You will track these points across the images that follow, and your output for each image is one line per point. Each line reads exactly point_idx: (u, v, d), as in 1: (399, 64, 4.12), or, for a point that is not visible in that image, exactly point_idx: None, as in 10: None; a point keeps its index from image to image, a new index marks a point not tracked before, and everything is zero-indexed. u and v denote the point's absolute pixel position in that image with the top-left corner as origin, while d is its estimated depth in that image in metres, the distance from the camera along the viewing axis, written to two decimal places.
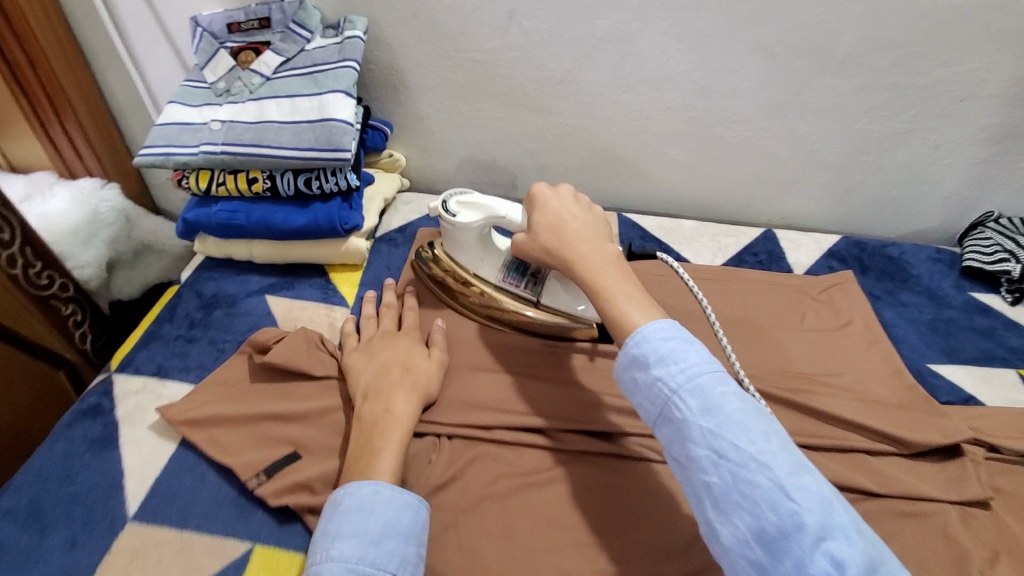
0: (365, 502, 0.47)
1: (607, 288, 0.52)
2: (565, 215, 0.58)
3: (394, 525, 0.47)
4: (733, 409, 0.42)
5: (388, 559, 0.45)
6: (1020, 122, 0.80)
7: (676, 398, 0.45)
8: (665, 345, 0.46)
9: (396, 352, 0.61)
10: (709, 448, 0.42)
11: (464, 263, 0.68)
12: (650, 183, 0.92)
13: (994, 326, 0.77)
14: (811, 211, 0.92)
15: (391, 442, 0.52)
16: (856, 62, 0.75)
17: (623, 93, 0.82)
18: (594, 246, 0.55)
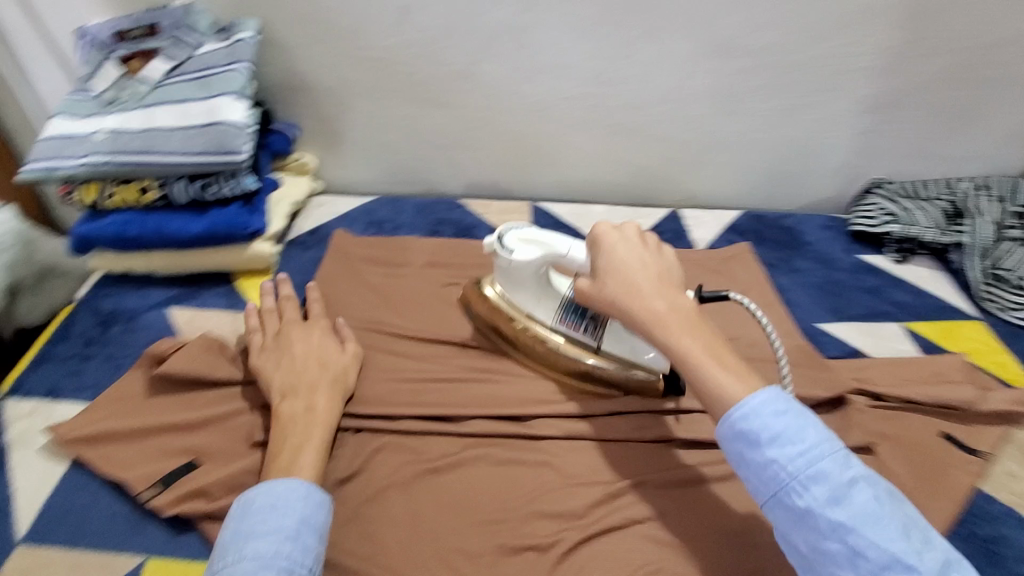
0: (279, 500, 0.46)
1: (694, 352, 0.48)
2: (641, 264, 0.53)
3: (309, 522, 0.46)
4: (864, 500, 0.42)
5: (303, 555, 0.44)
6: (892, 92, 0.86)
7: (796, 484, 0.43)
8: (780, 427, 0.44)
9: (309, 343, 0.61)
10: (841, 540, 0.41)
11: (519, 303, 0.64)
12: (562, 171, 0.94)
13: (880, 284, 0.82)
14: (717, 190, 0.96)
15: (312, 438, 0.52)
16: (735, 44, 0.80)
17: (524, 83, 0.84)
18: (676, 297, 0.51)
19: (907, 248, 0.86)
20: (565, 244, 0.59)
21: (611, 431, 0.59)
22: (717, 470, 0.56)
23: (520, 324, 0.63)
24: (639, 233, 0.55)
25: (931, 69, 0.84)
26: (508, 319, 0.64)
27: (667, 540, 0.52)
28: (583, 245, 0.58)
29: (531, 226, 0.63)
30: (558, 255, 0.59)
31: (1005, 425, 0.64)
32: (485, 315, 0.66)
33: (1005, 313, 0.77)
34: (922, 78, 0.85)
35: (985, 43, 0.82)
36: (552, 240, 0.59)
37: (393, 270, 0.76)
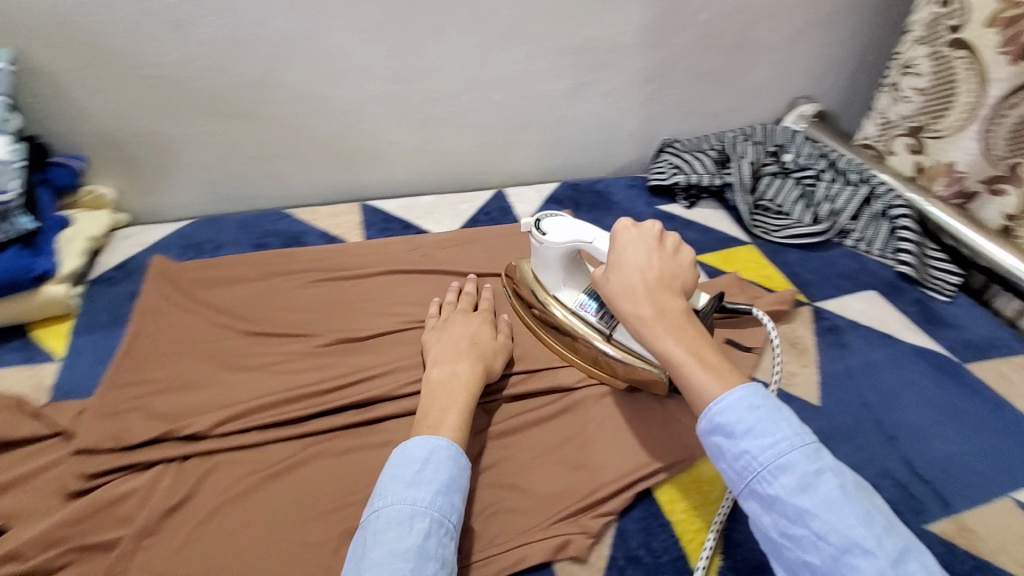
0: (432, 456, 0.50)
1: (678, 354, 0.52)
2: (646, 265, 0.58)
3: (456, 480, 0.50)
4: (829, 488, 0.44)
5: (450, 512, 0.48)
6: (656, 64, 1.00)
7: (767, 474, 0.46)
8: (754, 418, 0.47)
9: (469, 328, 0.67)
10: (808, 528, 0.43)
11: (546, 283, 0.69)
12: (387, 169, 0.97)
13: (676, 228, 0.95)
14: (534, 166, 1.06)
15: (457, 397, 0.57)
16: (516, 33, 0.89)
17: (327, 86, 0.86)
18: (667, 300, 0.56)
19: (693, 195, 1.01)
20: (591, 234, 0.64)
21: (444, 400, 0.64)
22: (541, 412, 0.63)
23: (544, 303, 0.69)
24: (654, 238, 0.60)
25: (682, 40, 0.99)
26: (538, 297, 0.70)
27: (502, 483, 0.57)
28: (607, 237, 0.63)
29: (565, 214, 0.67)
30: (583, 244, 0.64)
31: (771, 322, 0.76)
32: (524, 293, 0.72)
33: (769, 234, 0.94)
34: (677, 49, 1.00)
35: (718, 15, 0.98)
36: (586, 228, 0.65)
37: (222, 289, 0.77)
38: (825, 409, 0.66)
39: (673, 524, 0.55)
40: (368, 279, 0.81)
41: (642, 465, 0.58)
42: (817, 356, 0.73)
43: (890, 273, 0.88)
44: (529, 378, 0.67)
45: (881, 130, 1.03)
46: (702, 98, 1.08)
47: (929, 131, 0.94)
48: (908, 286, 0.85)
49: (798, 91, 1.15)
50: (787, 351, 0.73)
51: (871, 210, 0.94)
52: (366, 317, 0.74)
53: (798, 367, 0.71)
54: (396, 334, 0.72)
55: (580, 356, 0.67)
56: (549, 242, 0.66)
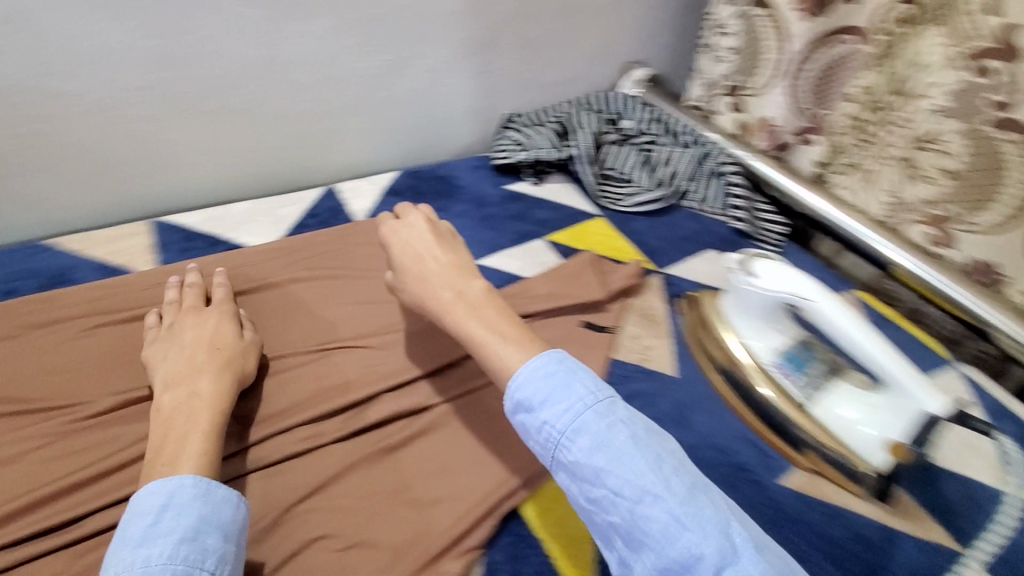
0: (170, 502, 0.41)
1: (474, 329, 0.50)
2: (428, 252, 0.57)
3: (212, 521, 0.41)
4: (622, 442, 0.42)
5: (205, 557, 0.39)
6: (480, 32, 0.92)
7: (567, 441, 0.43)
8: (547, 386, 0.44)
9: (204, 331, 0.58)
10: (605, 488, 0.41)
11: (732, 324, 0.66)
12: (165, 182, 0.79)
13: (525, 208, 0.90)
14: (366, 155, 0.94)
15: (202, 422, 0.48)
16: (307, 2, 0.75)
17: (66, 80, 0.67)
18: (464, 284, 0.54)
19: (539, 170, 0.97)
20: (812, 292, 0.58)
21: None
22: (386, 442, 0.55)
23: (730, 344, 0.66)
24: (426, 220, 0.60)
25: (505, 7, 0.92)
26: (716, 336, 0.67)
27: (350, 543, 0.48)
28: (825, 301, 0.57)
29: (785, 262, 0.62)
30: (798, 300, 0.59)
31: (624, 297, 0.75)
32: (703, 324, 0.70)
33: (615, 203, 0.92)
34: (503, 15, 0.93)
35: None
36: (811, 283, 0.59)
37: None
38: (679, 378, 0.67)
39: (545, 541, 0.50)
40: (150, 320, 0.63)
41: (506, 479, 0.53)
42: (668, 323, 0.73)
43: (725, 229, 0.92)
44: (376, 403, 0.58)
45: (706, 90, 1.07)
46: (538, 66, 1.03)
47: (745, 90, 0.99)
48: (743, 240, 0.90)
49: (629, 55, 1.15)
50: (645, 326, 0.72)
51: (704, 168, 0.98)
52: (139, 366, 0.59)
53: (653, 340, 0.71)
54: None
55: (754, 409, 0.63)
56: (761, 287, 0.61)
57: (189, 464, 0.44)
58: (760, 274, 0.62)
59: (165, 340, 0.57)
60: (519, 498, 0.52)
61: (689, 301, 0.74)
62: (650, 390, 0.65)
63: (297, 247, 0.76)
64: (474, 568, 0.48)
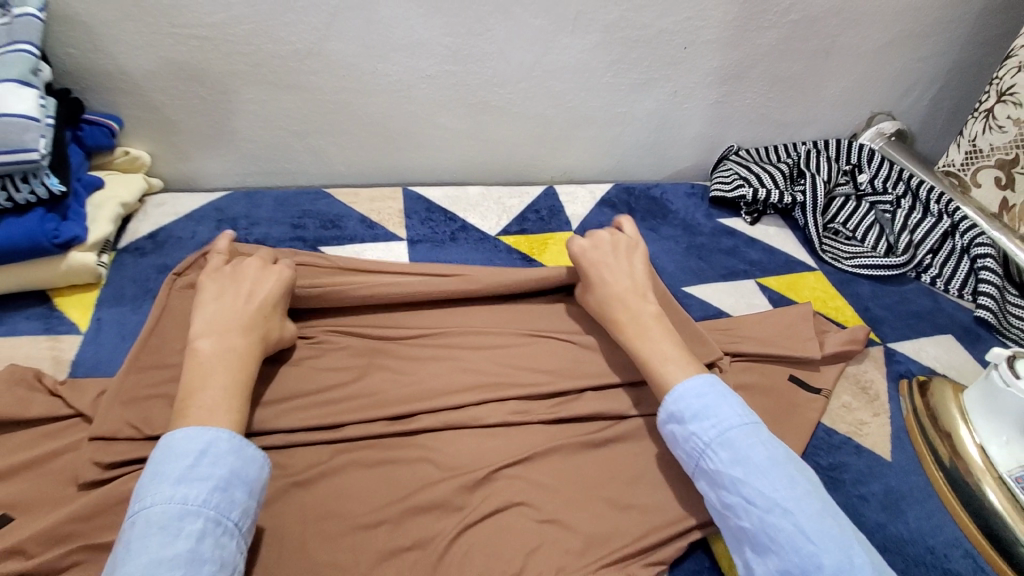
0: (209, 449, 0.44)
1: (646, 354, 0.56)
2: (614, 263, 0.63)
3: (242, 474, 0.44)
4: (762, 458, 0.48)
5: (233, 508, 0.43)
6: (731, 64, 0.92)
7: (711, 451, 0.49)
8: (700, 402, 0.51)
9: (265, 289, 0.55)
10: (740, 496, 0.47)
11: (971, 426, 0.61)
12: (423, 156, 0.91)
13: (736, 245, 0.88)
14: (585, 163, 0.99)
15: (235, 380, 0.48)
16: (586, 18, 0.81)
17: (380, 62, 0.79)
18: (640, 303, 0.60)
19: (757, 210, 0.93)
20: None
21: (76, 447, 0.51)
22: (587, 438, 0.58)
23: (966, 448, 0.60)
24: (613, 231, 0.66)
25: (765, 41, 0.90)
26: (946, 433, 0.62)
27: (548, 517, 0.51)
28: None
29: None
30: None
31: (841, 362, 0.70)
32: (928, 414, 0.64)
33: (839, 261, 0.86)
34: (759, 50, 0.91)
35: (808, 16, 0.89)
36: None
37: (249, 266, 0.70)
38: (893, 464, 0.61)
39: None
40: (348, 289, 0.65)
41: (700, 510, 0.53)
42: (887, 402, 0.67)
43: (966, 316, 0.82)
44: (579, 398, 0.61)
45: (967, 158, 0.96)
46: (776, 105, 1.00)
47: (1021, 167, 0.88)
48: (987, 333, 0.80)
49: (878, 106, 1.06)
50: (856, 395, 0.67)
51: (951, 245, 0.88)
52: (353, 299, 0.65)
53: (867, 415, 0.65)
54: (428, 337, 0.66)
55: (980, 523, 0.56)
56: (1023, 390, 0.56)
57: (223, 417, 0.46)
58: None
59: (219, 280, 0.54)
60: (710, 531, 0.52)
61: (908, 388, 0.68)
62: (859, 466, 0.60)
63: (511, 244, 0.83)
64: None
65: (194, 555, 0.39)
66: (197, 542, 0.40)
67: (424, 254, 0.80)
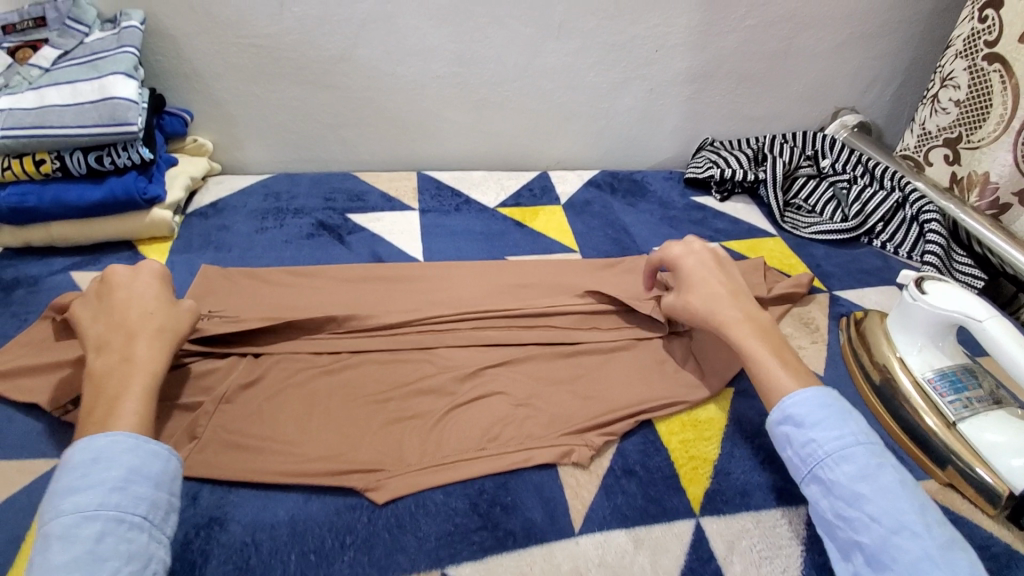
0: (98, 455, 0.47)
1: (758, 350, 0.60)
2: (713, 273, 0.67)
3: (142, 471, 0.48)
4: (889, 480, 0.49)
5: (137, 503, 0.46)
6: (700, 63, 1.06)
7: (831, 461, 0.51)
8: (823, 413, 0.53)
9: (130, 298, 0.60)
10: (862, 511, 0.49)
11: (896, 344, 0.69)
12: (435, 146, 1.07)
13: (706, 217, 1.00)
14: (576, 153, 1.14)
15: (132, 382, 0.54)
16: (569, 27, 0.97)
17: (398, 65, 0.96)
18: (750, 310, 0.64)
19: (727, 189, 1.05)
20: (986, 314, 0.60)
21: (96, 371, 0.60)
22: (559, 349, 0.70)
23: (889, 364, 0.69)
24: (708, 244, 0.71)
25: (728, 43, 1.04)
26: (873, 355, 0.71)
27: (522, 402, 0.63)
28: (1001, 322, 0.59)
29: (961, 287, 0.65)
30: (971, 321, 0.61)
31: (787, 304, 0.81)
32: (861, 341, 0.73)
33: (798, 230, 0.97)
34: (724, 52, 1.06)
35: (764, 22, 1.03)
36: (985, 306, 0.61)
37: None
38: (825, 379, 0.71)
39: (669, 451, 0.60)
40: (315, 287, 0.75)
41: (649, 399, 0.64)
42: (828, 334, 0.78)
43: None
44: (555, 322, 0.74)
45: (920, 140, 1.07)
46: (745, 101, 1.13)
47: (965, 142, 0.98)
48: None
49: (841, 101, 1.18)
50: (798, 328, 0.78)
51: (903, 214, 0.98)
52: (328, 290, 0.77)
53: (806, 342, 0.76)
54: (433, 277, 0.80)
55: (904, 428, 0.65)
56: (928, 302, 0.65)
57: (128, 409, 0.52)
58: (931, 292, 0.65)
59: (93, 308, 0.61)
60: (657, 415, 0.63)
61: (848, 323, 0.77)
62: None
63: (507, 214, 0.97)
64: (610, 449, 0.60)
65: (95, 553, 0.42)
66: (99, 539, 0.43)
67: (433, 220, 0.95)
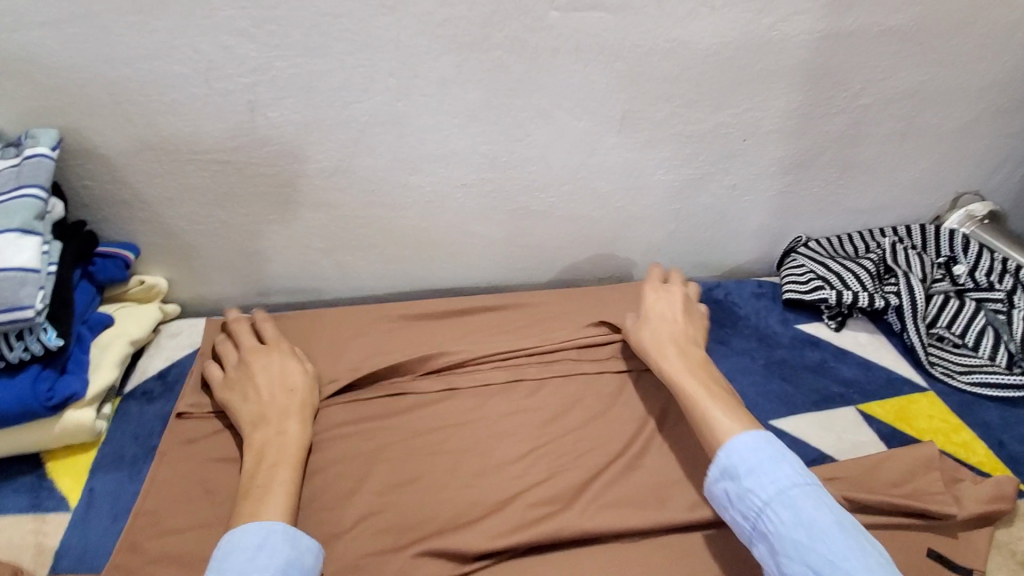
0: (266, 540, 0.45)
1: (692, 389, 0.57)
2: (670, 315, 0.66)
3: (296, 564, 0.45)
4: (826, 524, 0.45)
5: None
6: (798, 152, 0.82)
7: (769, 512, 0.47)
8: (756, 458, 0.49)
9: (280, 367, 0.60)
10: (807, 564, 0.44)
11: None
12: (457, 266, 0.83)
13: (824, 359, 0.75)
14: (637, 263, 0.90)
15: (291, 454, 0.53)
16: (634, 117, 0.74)
17: (410, 175, 0.73)
18: (692, 350, 0.63)
19: (842, 313, 0.80)
20: None
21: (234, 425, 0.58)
22: None
23: None
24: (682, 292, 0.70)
25: (833, 127, 0.81)
26: None
27: None
28: None
29: None
30: None
31: (988, 527, 0.57)
32: None
33: (953, 377, 0.73)
34: (829, 137, 0.82)
35: (881, 99, 0.80)
36: None
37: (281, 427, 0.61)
38: None
39: None
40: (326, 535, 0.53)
41: None
42: None
43: None
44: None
45: None
46: (849, 191, 0.89)
47: None
48: None
49: (965, 185, 0.94)
50: None
51: None
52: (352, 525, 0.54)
53: None
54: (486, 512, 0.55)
55: None
56: None
57: (278, 494, 0.49)
58: None
59: (235, 377, 0.59)
60: None
61: None
62: None
63: None
64: None
65: None
66: None
67: None
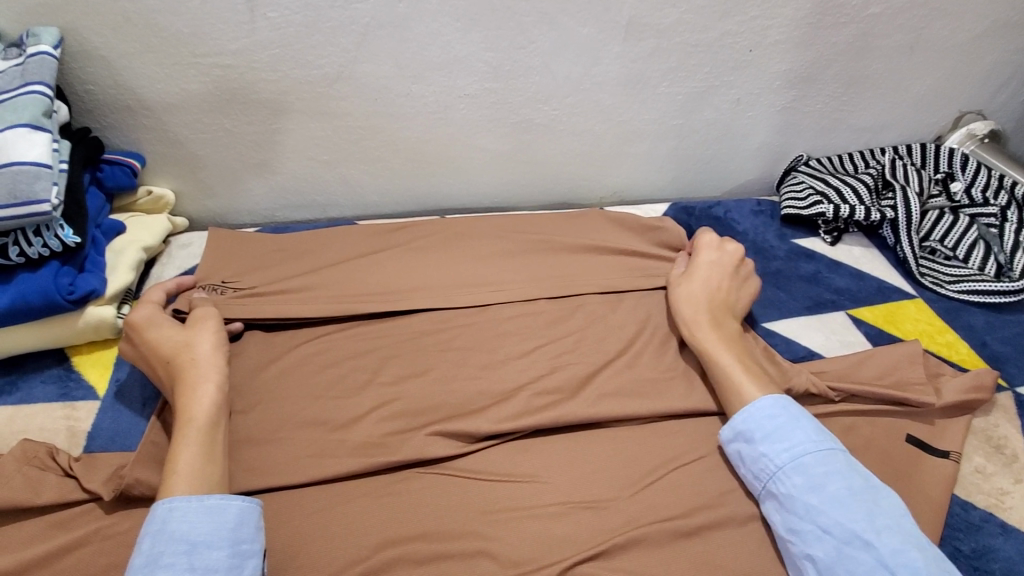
0: (160, 528, 0.44)
1: (724, 362, 0.58)
2: (715, 278, 0.65)
3: (201, 535, 0.44)
4: (838, 488, 0.48)
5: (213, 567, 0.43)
6: (805, 64, 0.81)
7: (781, 475, 0.51)
8: (771, 424, 0.52)
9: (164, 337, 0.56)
10: (814, 523, 0.47)
11: None
12: (460, 181, 0.84)
13: (818, 270, 0.77)
14: (637, 182, 0.90)
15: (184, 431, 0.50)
16: (639, 24, 0.72)
17: (413, 84, 0.72)
18: (726, 321, 0.62)
19: (838, 228, 0.82)
20: None
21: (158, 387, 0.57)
22: (670, 522, 0.51)
23: None
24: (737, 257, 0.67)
25: (839, 39, 0.80)
26: None
27: None
28: None
29: None
30: None
31: (966, 414, 0.61)
32: None
33: (942, 287, 0.75)
34: (836, 49, 0.81)
35: (892, 8, 0.78)
36: None
37: (296, 328, 0.64)
38: None
39: None
40: (347, 416, 0.57)
41: None
42: None
43: None
44: (654, 474, 0.55)
45: None
46: (853, 107, 0.89)
47: None
48: None
49: (969, 104, 0.94)
50: (989, 455, 0.59)
51: None
52: (369, 411, 0.57)
53: (1008, 482, 0.57)
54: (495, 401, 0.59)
55: None
56: None
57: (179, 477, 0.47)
58: None
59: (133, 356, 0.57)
60: None
61: None
62: (1007, 551, 0.52)
63: None
64: None
65: None
66: None
67: None
